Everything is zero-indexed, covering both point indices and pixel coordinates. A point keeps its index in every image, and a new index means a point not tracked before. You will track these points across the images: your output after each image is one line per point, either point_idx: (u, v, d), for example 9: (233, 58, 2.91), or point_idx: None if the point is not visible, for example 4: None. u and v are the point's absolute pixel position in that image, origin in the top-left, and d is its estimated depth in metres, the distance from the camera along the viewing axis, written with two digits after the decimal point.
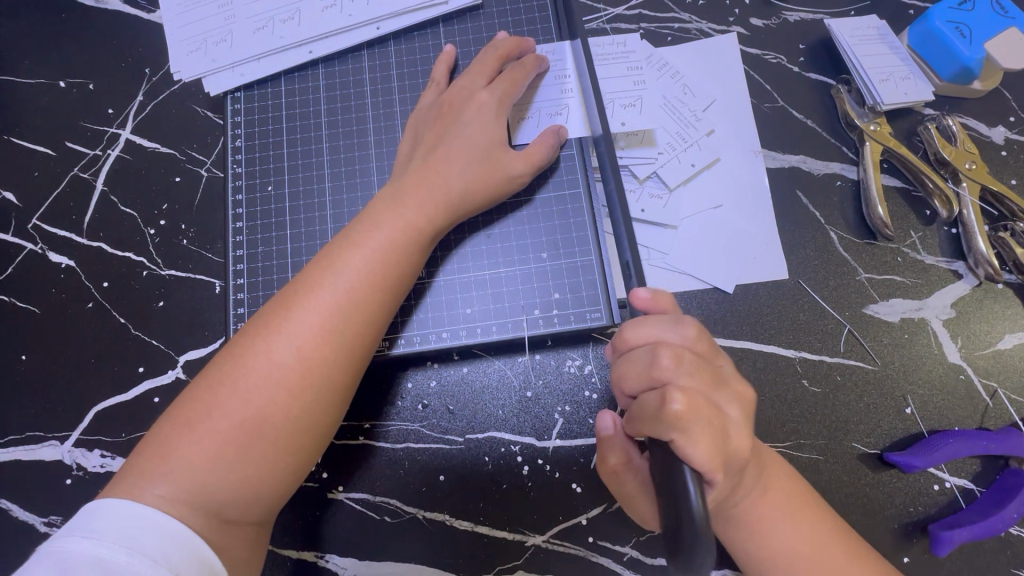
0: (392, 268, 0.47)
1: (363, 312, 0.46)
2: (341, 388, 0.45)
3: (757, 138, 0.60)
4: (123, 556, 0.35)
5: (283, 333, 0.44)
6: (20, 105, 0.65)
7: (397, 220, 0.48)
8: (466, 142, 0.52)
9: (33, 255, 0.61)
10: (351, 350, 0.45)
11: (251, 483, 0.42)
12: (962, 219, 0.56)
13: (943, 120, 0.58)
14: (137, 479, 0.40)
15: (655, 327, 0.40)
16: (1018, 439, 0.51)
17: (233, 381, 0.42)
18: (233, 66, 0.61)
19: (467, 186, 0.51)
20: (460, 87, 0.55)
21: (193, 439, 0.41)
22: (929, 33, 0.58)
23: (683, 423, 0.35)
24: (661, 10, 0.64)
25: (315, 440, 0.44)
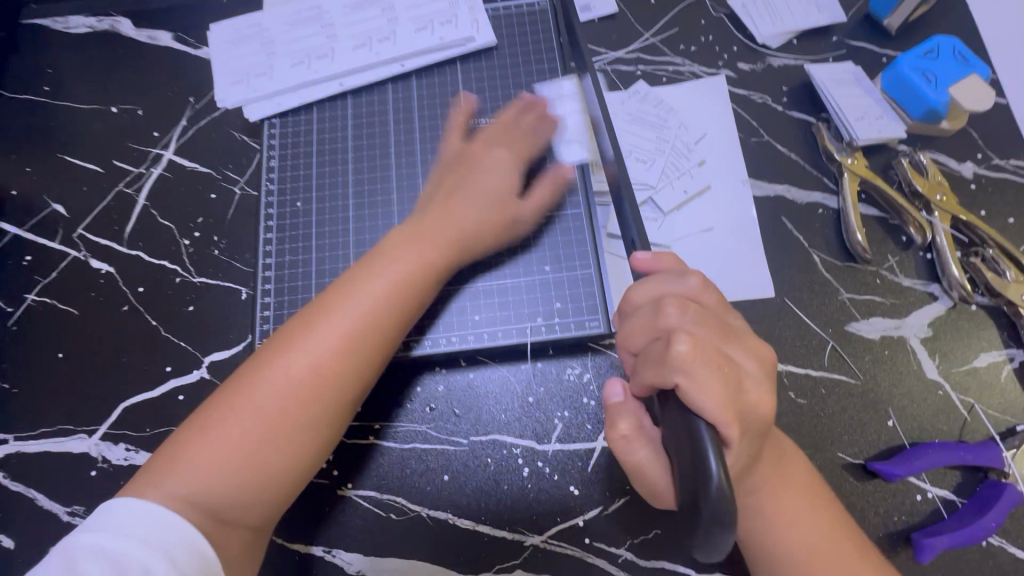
0: (403, 298, 0.51)
1: (372, 340, 0.49)
2: (344, 407, 0.49)
3: (745, 169, 0.65)
4: (135, 548, 0.39)
5: (298, 352, 0.47)
6: (74, 127, 0.72)
7: (413, 255, 0.52)
8: (480, 188, 0.57)
9: (76, 261, 0.66)
10: (358, 374, 0.49)
11: (254, 490, 0.45)
12: (935, 245, 0.60)
13: (915, 155, 0.63)
14: (151, 477, 0.44)
15: (661, 282, 0.44)
16: (994, 451, 0.53)
17: (247, 393, 0.46)
18: (271, 96, 0.68)
19: (479, 228, 0.56)
20: (477, 146, 0.60)
21: (205, 445, 0.45)
22: (899, 77, 0.64)
23: (691, 367, 0.38)
24: (657, 54, 0.71)
25: (316, 453, 0.48)
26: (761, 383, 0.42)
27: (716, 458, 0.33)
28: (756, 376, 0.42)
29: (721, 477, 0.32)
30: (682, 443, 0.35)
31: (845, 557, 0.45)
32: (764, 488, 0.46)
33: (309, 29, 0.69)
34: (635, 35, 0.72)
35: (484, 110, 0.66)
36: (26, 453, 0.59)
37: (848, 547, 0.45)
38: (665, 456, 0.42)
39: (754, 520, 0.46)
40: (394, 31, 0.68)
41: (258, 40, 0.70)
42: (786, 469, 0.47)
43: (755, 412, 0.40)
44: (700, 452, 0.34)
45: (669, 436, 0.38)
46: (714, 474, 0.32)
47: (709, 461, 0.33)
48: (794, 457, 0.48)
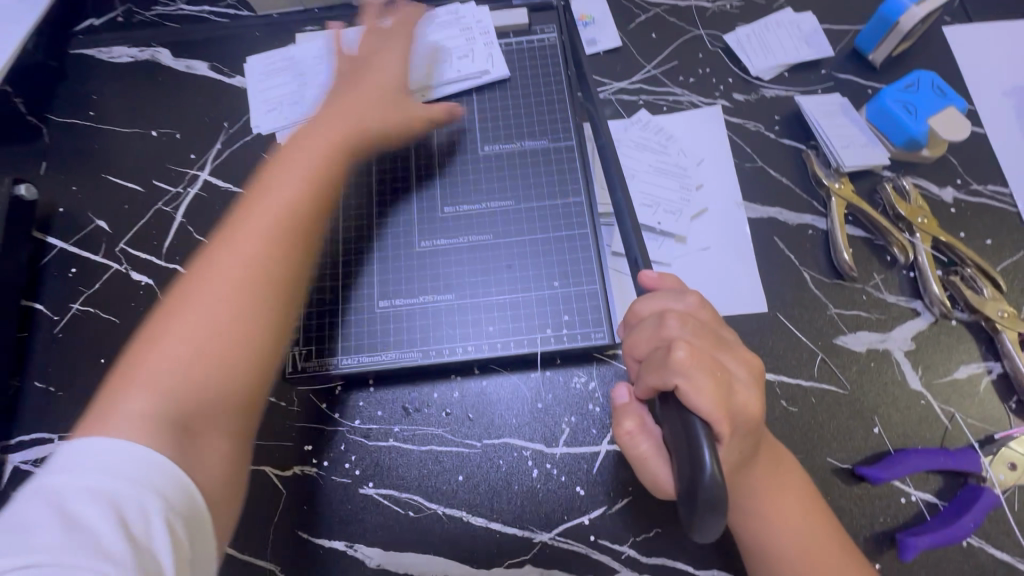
0: (312, 194, 0.58)
1: (296, 214, 0.56)
2: (290, 281, 0.55)
3: (740, 192, 0.70)
4: (117, 487, 0.40)
5: (232, 249, 0.54)
6: (117, 149, 0.78)
7: (297, 169, 0.60)
8: (354, 105, 0.66)
9: (118, 274, 0.71)
10: (292, 242, 0.55)
11: (220, 373, 0.49)
12: (918, 264, 0.65)
13: (898, 181, 0.68)
14: (114, 398, 0.46)
15: (662, 298, 0.49)
16: (972, 456, 0.57)
17: (200, 289, 0.52)
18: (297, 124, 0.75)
19: (380, 119, 0.66)
20: (383, 58, 0.70)
21: (167, 342, 0.49)
22: (881, 110, 0.69)
23: (690, 371, 0.42)
24: (658, 85, 0.76)
25: (272, 337, 0.53)
26: (750, 388, 0.46)
27: (710, 453, 0.37)
28: (746, 382, 0.46)
29: (713, 469, 0.36)
30: (681, 439, 0.39)
31: (826, 552, 0.49)
32: (755, 488, 0.50)
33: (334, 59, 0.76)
34: (638, 67, 0.77)
35: (498, 136, 0.72)
36: None
37: (830, 543, 0.49)
38: (665, 452, 0.46)
39: (746, 514, 0.50)
40: (415, 62, 0.74)
41: (289, 73, 0.78)
42: (776, 474, 0.51)
43: (746, 414, 0.44)
44: (697, 447, 0.38)
45: (668, 434, 0.42)
46: (709, 467, 0.36)
47: (704, 454, 0.37)
48: (783, 460, 0.52)
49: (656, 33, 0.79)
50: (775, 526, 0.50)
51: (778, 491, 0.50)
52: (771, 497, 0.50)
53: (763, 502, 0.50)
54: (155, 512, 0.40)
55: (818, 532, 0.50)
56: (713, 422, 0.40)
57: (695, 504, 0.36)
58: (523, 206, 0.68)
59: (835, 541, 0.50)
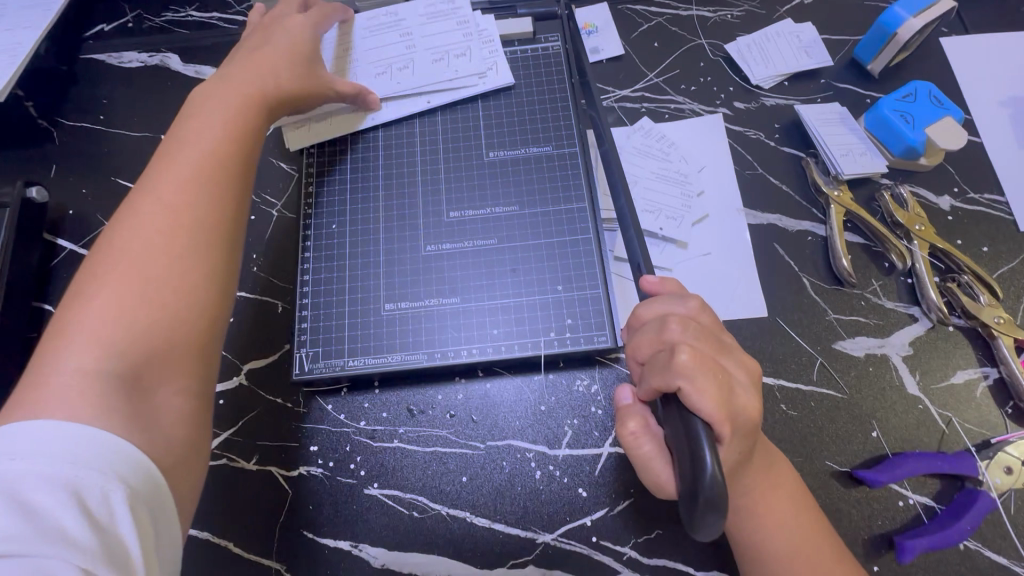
0: (232, 145, 0.58)
1: (222, 161, 0.56)
2: (226, 224, 0.54)
3: (740, 199, 0.71)
4: (68, 469, 0.38)
5: (159, 194, 0.52)
6: (126, 153, 0.79)
7: (214, 119, 0.59)
8: (250, 68, 0.64)
9: None
10: (224, 187, 0.55)
11: (162, 319, 0.48)
12: (915, 270, 0.66)
13: (896, 189, 0.69)
14: (52, 354, 0.44)
15: (664, 303, 0.50)
16: (969, 461, 0.58)
17: (128, 237, 0.50)
18: None
19: (295, 85, 0.66)
20: (292, 32, 0.69)
21: (98, 295, 0.47)
22: (879, 118, 0.70)
23: (692, 373, 0.43)
24: (660, 93, 0.78)
25: (216, 281, 0.52)
26: (750, 390, 0.47)
27: (711, 454, 0.38)
28: (745, 385, 0.47)
29: (714, 470, 0.37)
30: (683, 441, 0.40)
31: (820, 556, 0.49)
32: (755, 490, 0.50)
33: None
34: (640, 75, 0.79)
35: (502, 142, 0.73)
36: None
37: (825, 545, 0.50)
38: (666, 453, 0.47)
39: (743, 518, 0.51)
40: (418, 61, 0.75)
41: None
42: (773, 476, 0.51)
43: (746, 416, 0.45)
44: (699, 449, 0.38)
45: (671, 435, 0.43)
46: (710, 468, 0.37)
47: (705, 456, 0.38)
48: (781, 463, 0.53)
49: (658, 42, 0.81)
50: (774, 528, 0.50)
51: (775, 493, 0.51)
52: (768, 499, 0.51)
53: (761, 504, 0.50)
54: (116, 495, 0.39)
55: (813, 532, 0.50)
56: (714, 424, 0.41)
57: (696, 504, 0.37)
58: (527, 211, 0.69)
59: (833, 543, 0.50)
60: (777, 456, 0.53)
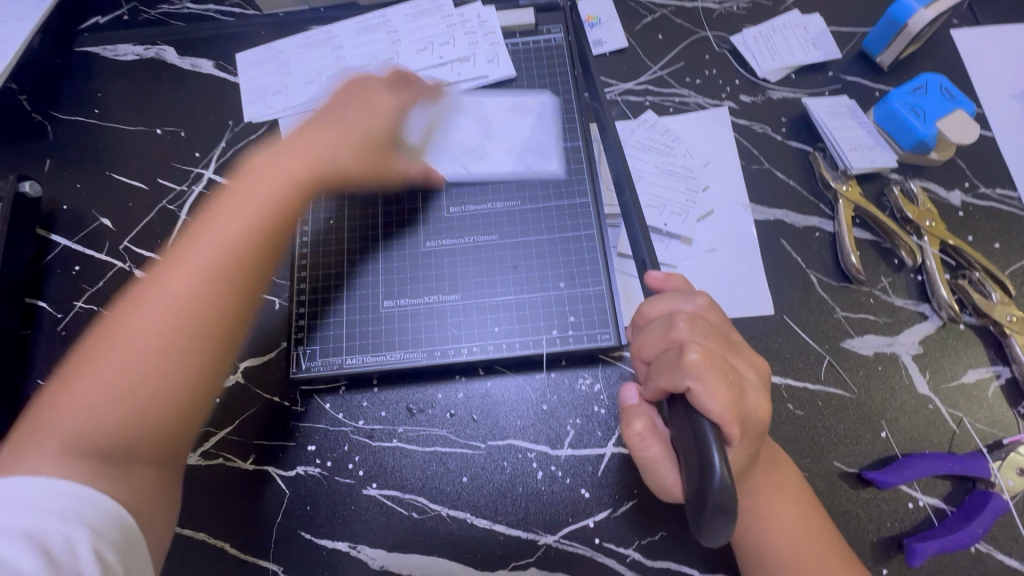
0: (252, 233, 0.56)
1: (235, 254, 0.55)
2: (219, 336, 0.52)
3: (746, 194, 0.70)
4: (32, 518, 0.39)
5: (167, 280, 0.52)
6: (121, 148, 0.78)
7: (247, 199, 0.58)
8: (323, 140, 0.63)
9: (121, 271, 0.71)
10: (230, 278, 0.54)
11: (129, 422, 0.47)
12: (925, 267, 0.64)
13: (906, 184, 0.67)
14: (42, 427, 0.45)
15: (670, 300, 0.49)
16: (981, 462, 0.57)
17: (128, 326, 0.50)
18: (282, 112, 0.75)
19: (343, 161, 0.63)
20: (351, 89, 0.66)
21: (88, 379, 0.47)
22: (889, 112, 0.69)
23: (702, 372, 0.42)
24: (664, 87, 0.76)
25: (201, 381, 0.51)
26: (759, 391, 0.46)
27: (720, 457, 0.37)
28: (755, 385, 0.46)
29: (723, 472, 0.36)
30: (690, 443, 0.39)
31: (828, 560, 0.48)
32: (762, 492, 0.49)
33: (322, 52, 0.76)
34: (644, 68, 0.77)
35: None
36: None
37: (833, 549, 0.49)
38: (673, 454, 0.46)
39: (749, 521, 0.49)
40: (407, 55, 0.74)
41: (273, 61, 0.78)
42: (781, 479, 0.50)
43: (757, 417, 0.44)
44: (706, 450, 0.37)
45: (678, 435, 0.42)
46: (718, 470, 0.36)
47: (713, 459, 0.37)
48: (787, 465, 0.51)
49: (662, 34, 0.79)
50: (782, 532, 0.49)
51: (782, 496, 0.50)
52: (775, 501, 0.49)
53: (769, 508, 0.49)
54: (83, 541, 0.39)
55: (822, 536, 0.49)
56: (722, 425, 0.40)
57: (704, 507, 0.36)
58: (529, 207, 0.68)
59: (842, 547, 0.49)
60: (782, 457, 0.52)
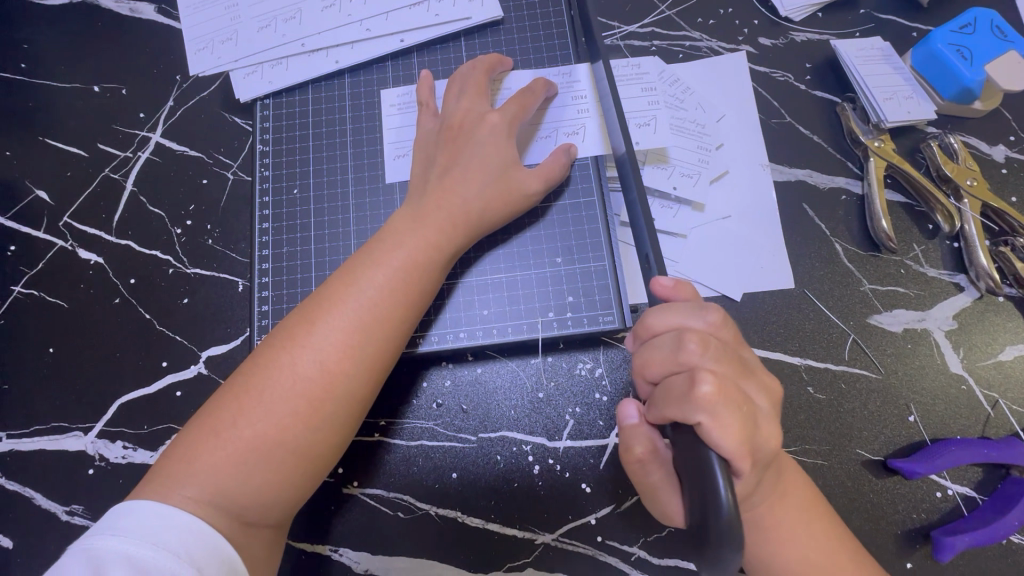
0: (413, 281, 0.49)
1: (395, 306, 0.48)
2: (358, 396, 0.46)
3: (766, 153, 0.62)
4: (147, 550, 0.37)
5: (339, 335, 0.46)
6: (51, 107, 0.67)
7: (415, 242, 0.50)
8: (481, 162, 0.53)
9: (63, 251, 0.63)
10: (383, 335, 0.47)
11: (265, 494, 0.42)
12: (964, 233, 0.58)
13: (945, 138, 0.60)
14: (166, 481, 0.41)
15: (679, 314, 0.41)
16: (1018, 448, 0.52)
17: (266, 391, 0.44)
18: (232, 63, 0.65)
19: (484, 207, 0.53)
20: (466, 109, 0.55)
21: (218, 445, 0.42)
22: (931, 54, 0.60)
23: (715, 406, 0.36)
24: (672, 29, 0.66)
25: (334, 444, 0.45)
26: (771, 420, 0.40)
27: (726, 487, 0.32)
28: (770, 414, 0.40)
29: (730, 505, 0.31)
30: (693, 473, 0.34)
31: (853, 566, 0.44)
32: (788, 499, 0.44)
33: None
34: (650, 8, 0.67)
35: None
36: (21, 452, 0.57)
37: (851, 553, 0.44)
38: (677, 480, 0.41)
39: (770, 529, 0.44)
40: None
41: (221, 4, 0.67)
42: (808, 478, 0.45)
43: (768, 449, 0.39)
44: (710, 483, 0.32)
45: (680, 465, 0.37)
46: (723, 501, 0.31)
47: (720, 488, 0.32)
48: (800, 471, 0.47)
49: None
50: (805, 538, 0.44)
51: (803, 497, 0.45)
52: (796, 502, 0.45)
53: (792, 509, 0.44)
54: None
55: (844, 540, 0.45)
56: (731, 460, 0.35)
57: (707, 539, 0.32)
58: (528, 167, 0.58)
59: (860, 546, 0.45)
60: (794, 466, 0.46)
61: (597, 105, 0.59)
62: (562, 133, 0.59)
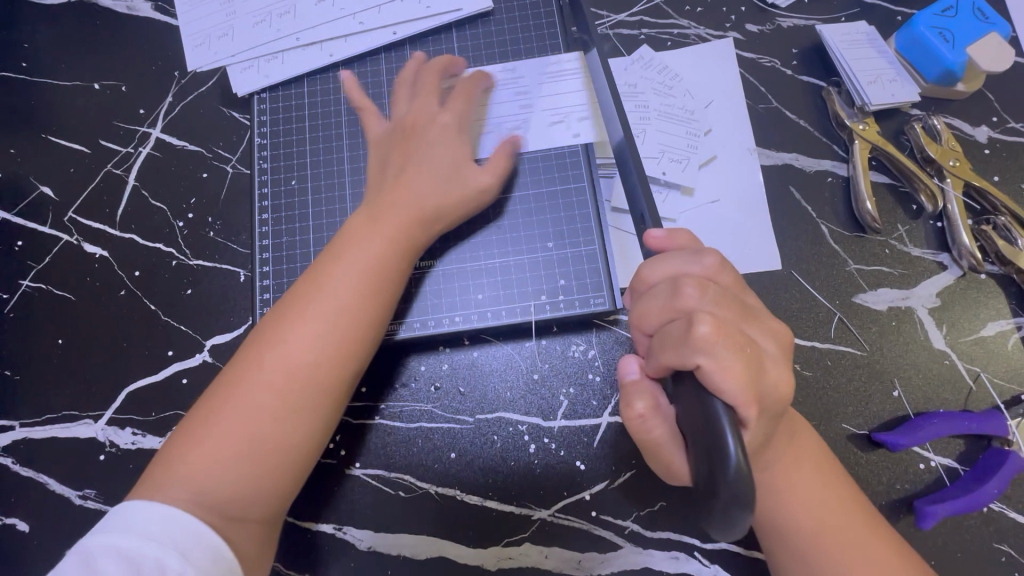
0: (375, 273, 0.50)
1: (357, 298, 0.49)
2: (330, 387, 0.47)
3: (752, 137, 0.63)
4: (132, 540, 0.39)
5: (306, 332, 0.47)
6: (53, 105, 0.68)
7: (376, 237, 0.51)
8: (435, 158, 0.54)
9: (69, 246, 0.64)
10: (346, 328, 0.48)
11: (248, 488, 0.44)
12: (946, 213, 0.59)
13: (928, 120, 0.61)
14: (152, 484, 0.43)
15: (674, 262, 0.41)
16: (999, 420, 0.53)
17: (241, 392, 0.46)
18: (229, 58, 0.67)
19: (441, 198, 0.53)
20: (417, 111, 0.57)
21: (199, 447, 0.44)
22: (914, 38, 0.61)
23: (715, 346, 0.35)
24: (661, 17, 0.67)
25: (312, 436, 0.47)
26: (780, 362, 0.39)
27: (734, 438, 0.31)
28: (773, 356, 0.40)
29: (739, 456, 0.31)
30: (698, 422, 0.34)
31: (851, 526, 0.44)
32: (771, 461, 0.44)
33: None
34: None
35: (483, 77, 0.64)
36: (34, 439, 0.59)
37: (851, 514, 0.44)
38: (681, 439, 0.39)
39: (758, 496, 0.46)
40: None
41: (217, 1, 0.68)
42: (800, 445, 0.45)
43: (777, 394, 0.38)
44: (718, 432, 0.32)
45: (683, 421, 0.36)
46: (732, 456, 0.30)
47: (728, 442, 0.31)
48: (805, 432, 0.46)
49: None
50: (801, 498, 0.44)
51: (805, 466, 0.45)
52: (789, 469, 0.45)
53: (791, 471, 0.44)
54: (173, 569, 0.39)
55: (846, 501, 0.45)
56: (737, 407, 0.34)
57: (716, 497, 0.31)
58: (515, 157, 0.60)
59: (865, 506, 0.45)
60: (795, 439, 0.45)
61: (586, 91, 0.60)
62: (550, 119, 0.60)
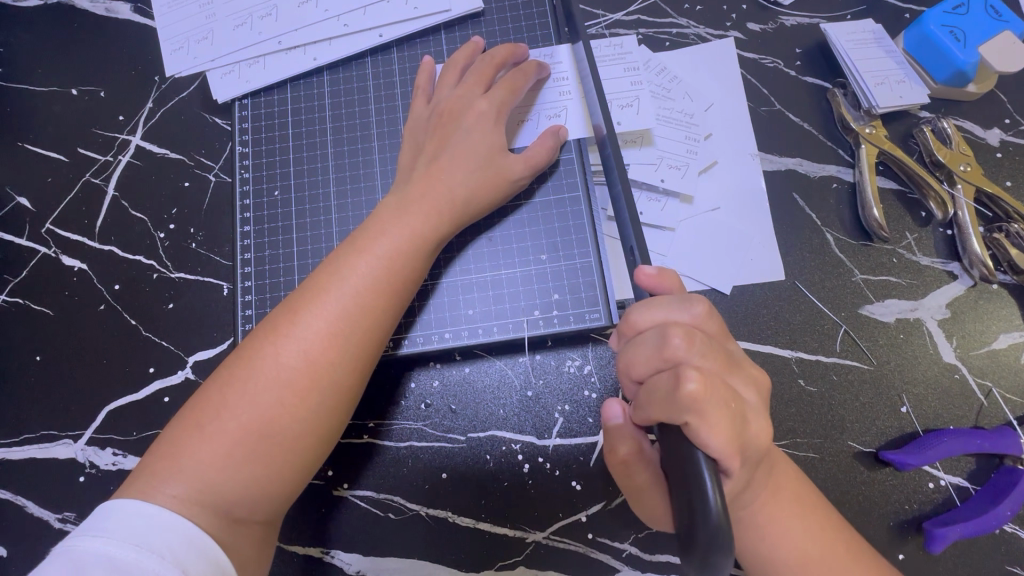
0: (397, 269, 0.48)
1: (379, 295, 0.47)
2: (345, 388, 0.45)
3: (754, 142, 0.61)
4: (113, 544, 0.37)
5: (325, 327, 0.45)
6: (30, 112, 0.66)
7: (400, 230, 0.49)
8: (468, 149, 0.52)
9: (47, 259, 0.62)
10: (367, 325, 0.46)
11: (254, 488, 0.42)
12: (957, 220, 0.57)
13: (938, 123, 0.58)
14: (149, 479, 0.41)
15: (665, 309, 0.39)
16: (1011, 438, 0.51)
17: (252, 384, 0.43)
18: (208, 62, 0.64)
19: (470, 193, 0.52)
20: (459, 97, 0.55)
21: (204, 440, 0.42)
22: (923, 36, 0.59)
23: (702, 405, 0.33)
24: (659, 15, 0.65)
25: (322, 437, 0.45)
26: (760, 413, 0.38)
27: (713, 485, 0.30)
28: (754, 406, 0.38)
29: (718, 507, 0.29)
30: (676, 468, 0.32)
31: (849, 556, 0.42)
32: (772, 488, 0.42)
33: None
34: None
35: None
36: (11, 461, 0.57)
37: (847, 543, 0.43)
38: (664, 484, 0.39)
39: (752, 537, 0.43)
40: None
41: (196, 2, 0.66)
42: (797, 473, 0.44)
43: (756, 445, 0.37)
44: (695, 477, 0.30)
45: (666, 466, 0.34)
46: (712, 504, 0.29)
47: (708, 490, 0.30)
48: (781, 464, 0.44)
49: None
50: (801, 526, 0.42)
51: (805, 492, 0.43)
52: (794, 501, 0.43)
53: (796, 496, 0.42)
54: None
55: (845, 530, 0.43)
56: (720, 459, 0.33)
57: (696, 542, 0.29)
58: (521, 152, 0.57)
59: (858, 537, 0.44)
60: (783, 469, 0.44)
61: (579, 88, 0.57)
62: (544, 116, 0.57)
